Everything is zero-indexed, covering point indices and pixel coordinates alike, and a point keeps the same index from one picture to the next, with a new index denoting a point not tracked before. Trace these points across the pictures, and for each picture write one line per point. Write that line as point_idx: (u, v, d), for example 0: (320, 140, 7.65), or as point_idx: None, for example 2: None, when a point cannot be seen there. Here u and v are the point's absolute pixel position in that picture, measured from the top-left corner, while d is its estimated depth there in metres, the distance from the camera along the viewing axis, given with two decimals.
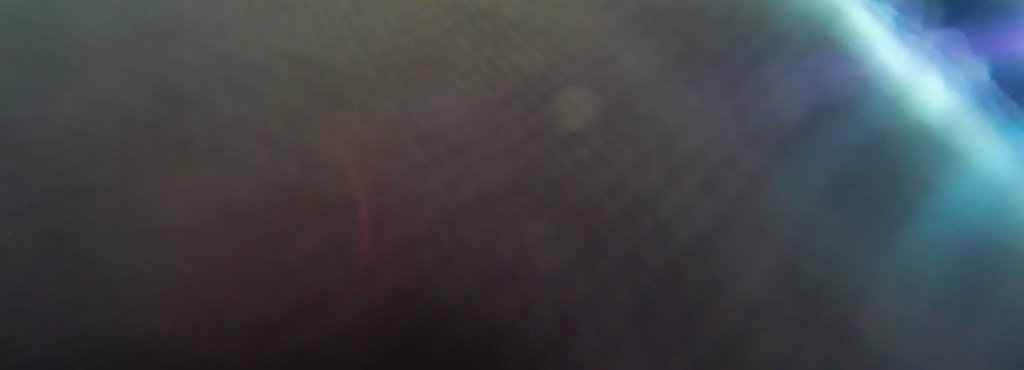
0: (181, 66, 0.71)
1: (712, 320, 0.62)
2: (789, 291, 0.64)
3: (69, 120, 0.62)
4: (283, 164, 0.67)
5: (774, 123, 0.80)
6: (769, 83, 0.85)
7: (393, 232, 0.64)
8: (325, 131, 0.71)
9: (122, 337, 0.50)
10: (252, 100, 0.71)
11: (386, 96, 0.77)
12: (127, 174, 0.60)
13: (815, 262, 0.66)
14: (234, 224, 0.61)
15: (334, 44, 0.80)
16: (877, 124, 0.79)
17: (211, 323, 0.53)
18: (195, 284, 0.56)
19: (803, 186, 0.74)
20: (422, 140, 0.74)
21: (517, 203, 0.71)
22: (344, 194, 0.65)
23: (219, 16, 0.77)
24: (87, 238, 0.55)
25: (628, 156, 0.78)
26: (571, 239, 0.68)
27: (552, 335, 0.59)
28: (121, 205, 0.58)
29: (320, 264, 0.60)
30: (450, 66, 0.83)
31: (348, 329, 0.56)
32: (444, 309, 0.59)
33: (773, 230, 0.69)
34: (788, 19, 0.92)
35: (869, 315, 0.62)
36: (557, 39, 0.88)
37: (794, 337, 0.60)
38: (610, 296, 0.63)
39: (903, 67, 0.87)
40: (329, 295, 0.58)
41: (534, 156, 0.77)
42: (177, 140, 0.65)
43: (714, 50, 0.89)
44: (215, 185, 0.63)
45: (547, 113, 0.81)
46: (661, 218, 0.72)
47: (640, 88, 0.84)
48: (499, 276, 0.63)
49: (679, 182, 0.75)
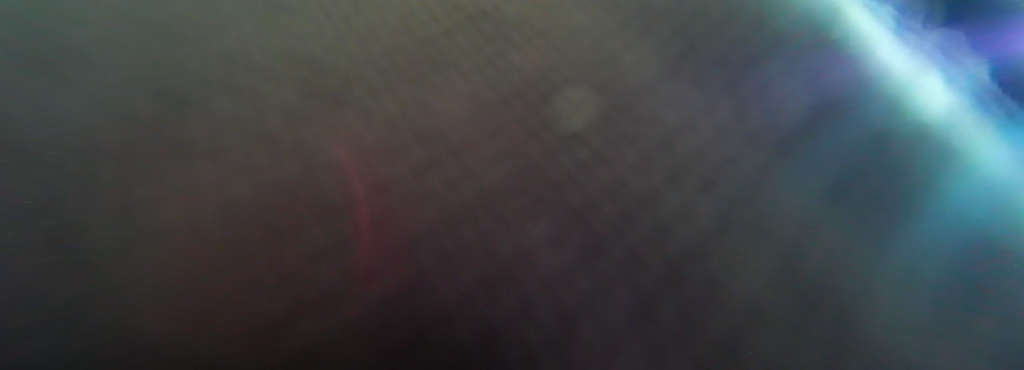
0: (181, 66, 0.71)
1: (712, 319, 0.62)
2: (789, 291, 0.64)
3: (70, 120, 0.62)
4: (283, 164, 0.67)
5: (775, 122, 0.81)
6: (769, 83, 0.85)
7: (393, 232, 0.64)
8: (325, 131, 0.71)
9: (123, 337, 0.51)
10: (252, 99, 0.71)
11: (386, 95, 0.77)
12: (127, 175, 0.61)
13: (814, 261, 0.67)
14: (233, 224, 0.61)
15: (335, 44, 0.80)
16: (875, 124, 0.79)
17: (212, 324, 0.54)
18: (197, 284, 0.56)
19: (803, 185, 0.74)
20: (422, 140, 0.75)
21: (517, 203, 0.71)
22: (345, 194, 0.66)
23: (221, 16, 0.77)
24: (87, 238, 0.55)
25: (627, 156, 0.78)
26: (571, 238, 0.69)
27: (552, 335, 0.59)
28: (122, 205, 0.58)
29: (320, 264, 0.60)
30: (450, 67, 0.83)
31: (347, 329, 0.56)
32: (444, 310, 0.59)
33: (771, 229, 0.70)
34: (788, 19, 0.92)
35: (869, 314, 0.62)
36: (557, 38, 0.88)
37: (794, 336, 0.60)
38: (609, 296, 0.64)
39: (904, 66, 0.87)
40: (330, 295, 0.58)
41: (534, 156, 0.77)
42: (177, 140, 0.65)
43: (714, 49, 0.89)
44: (215, 185, 0.63)
45: (547, 114, 0.81)
46: (660, 217, 0.72)
47: (639, 88, 0.84)
48: (499, 276, 0.63)
49: (679, 182, 0.76)
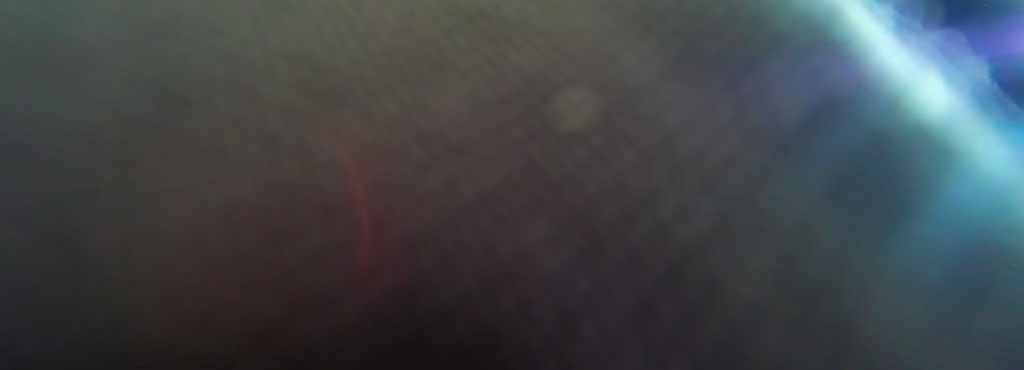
0: (181, 67, 0.71)
1: (713, 320, 0.62)
2: (789, 291, 0.64)
3: (69, 120, 0.62)
4: (283, 165, 0.67)
5: (775, 122, 0.81)
6: (769, 83, 0.85)
7: (392, 232, 0.64)
8: (325, 132, 0.71)
9: (122, 338, 0.50)
10: (252, 99, 0.71)
11: (386, 96, 0.77)
12: (127, 176, 0.61)
13: (814, 261, 0.67)
14: (233, 223, 0.61)
15: (334, 44, 0.80)
16: (876, 124, 0.79)
17: (213, 324, 0.54)
18: (196, 284, 0.56)
19: (804, 186, 0.74)
20: (421, 140, 0.75)
21: (517, 202, 0.71)
22: (344, 194, 0.66)
23: (220, 16, 0.77)
24: (89, 237, 0.55)
25: (628, 156, 0.78)
26: (571, 238, 0.69)
27: (552, 335, 0.59)
28: (122, 205, 0.58)
29: (320, 264, 0.60)
30: (450, 67, 0.83)
31: (347, 329, 0.56)
32: (444, 310, 0.59)
33: (771, 229, 0.70)
34: (787, 20, 0.92)
35: (870, 315, 0.62)
36: (557, 38, 0.88)
37: (794, 337, 0.60)
38: (610, 296, 0.63)
39: (904, 66, 0.87)
40: (330, 295, 0.58)
41: (534, 156, 0.77)
42: (177, 140, 0.65)
43: (714, 49, 0.89)
44: (214, 185, 0.63)
45: (547, 114, 0.81)
46: (660, 218, 0.72)
47: (640, 88, 0.84)
48: (499, 275, 0.63)
49: (679, 182, 0.76)
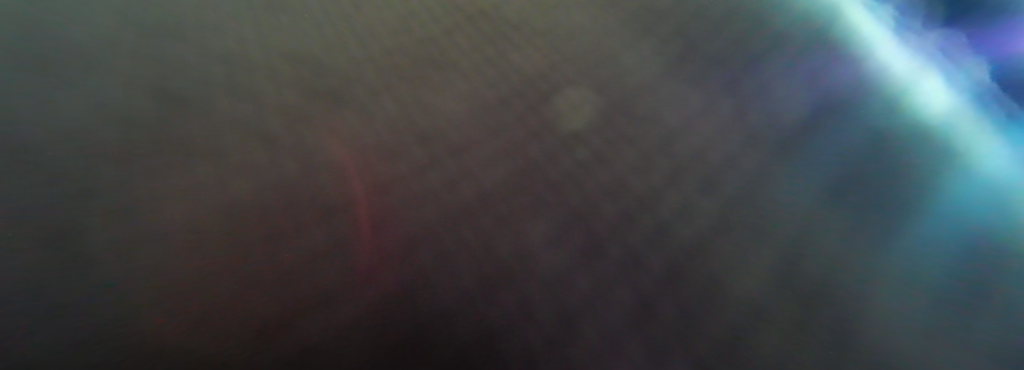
0: (182, 67, 0.71)
1: (712, 320, 0.62)
2: (788, 290, 0.64)
3: (69, 120, 0.62)
4: (283, 165, 0.67)
5: (774, 122, 0.81)
6: (768, 83, 0.85)
7: (393, 232, 0.65)
8: (325, 132, 0.71)
9: (122, 337, 0.50)
10: (253, 100, 0.71)
11: (386, 96, 0.77)
12: (127, 175, 0.61)
13: (813, 261, 0.67)
14: (234, 222, 0.61)
15: (335, 44, 0.80)
16: (874, 125, 0.80)
17: (213, 323, 0.54)
18: (199, 284, 0.56)
19: (804, 185, 0.74)
20: (422, 141, 0.75)
21: (517, 203, 0.71)
22: (345, 195, 0.66)
23: (220, 17, 0.77)
24: (88, 238, 0.55)
25: (628, 156, 0.78)
26: (571, 238, 0.69)
27: (552, 335, 0.59)
28: (121, 206, 0.58)
29: (320, 264, 0.60)
30: (450, 67, 0.83)
31: (348, 329, 0.56)
32: (445, 310, 0.59)
33: (770, 229, 0.70)
34: (788, 20, 0.92)
35: (868, 314, 0.62)
36: (557, 38, 0.89)
37: (793, 336, 0.61)
38: (609, 296, 0.64)
39: (903, 65, 0.87)
40: (331, 295, 0.58)
41: (534, 156, 0.77)
42: (177, 140, 0.65)
43: (713, 50, 0.89)
44: (214, 185, 0.63)
45: (547, 114, 0.81)
46: (660, 218, 0.72)
47: (640, 88, 0.85)
48: (500, 276, 0.63)
49: (678, 182, 0.76)
